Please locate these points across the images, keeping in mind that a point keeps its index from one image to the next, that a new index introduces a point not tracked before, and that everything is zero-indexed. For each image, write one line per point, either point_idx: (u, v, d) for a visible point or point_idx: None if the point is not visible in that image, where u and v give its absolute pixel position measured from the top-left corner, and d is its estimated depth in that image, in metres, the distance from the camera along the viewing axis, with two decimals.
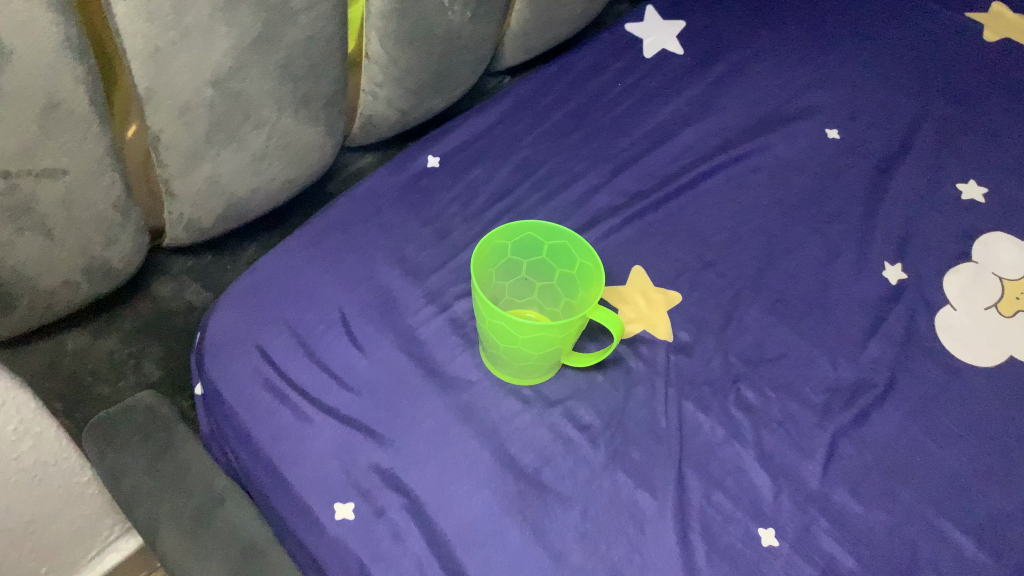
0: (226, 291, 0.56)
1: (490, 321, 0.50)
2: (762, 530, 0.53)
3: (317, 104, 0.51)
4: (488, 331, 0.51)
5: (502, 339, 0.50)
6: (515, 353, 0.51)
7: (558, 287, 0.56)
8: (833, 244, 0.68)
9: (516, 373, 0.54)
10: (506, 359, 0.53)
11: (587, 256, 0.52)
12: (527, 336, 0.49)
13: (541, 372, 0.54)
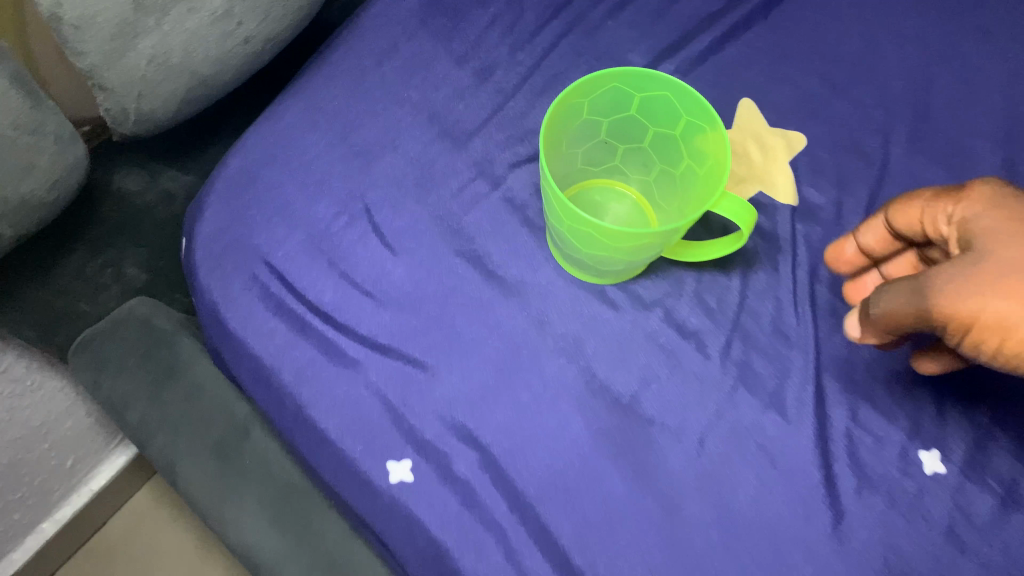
0: (214, 184, 0.45)
1: (569, 220, 0.37)
2: (925, 453, 0.41)
3: None
4: (566, 230, 0.38)
5: (587, 241, 0.38)
6: (601, 255, 0.39)
7: (651, 151, 0.43)
8: (1003, 43, 0.50)
9: (599, 273, 0.42)
10: (590, 259, 0.41)
11: (702, 116, 0.38)
12: (622, 242, 0.36)
13: (632, 269, 0.42)
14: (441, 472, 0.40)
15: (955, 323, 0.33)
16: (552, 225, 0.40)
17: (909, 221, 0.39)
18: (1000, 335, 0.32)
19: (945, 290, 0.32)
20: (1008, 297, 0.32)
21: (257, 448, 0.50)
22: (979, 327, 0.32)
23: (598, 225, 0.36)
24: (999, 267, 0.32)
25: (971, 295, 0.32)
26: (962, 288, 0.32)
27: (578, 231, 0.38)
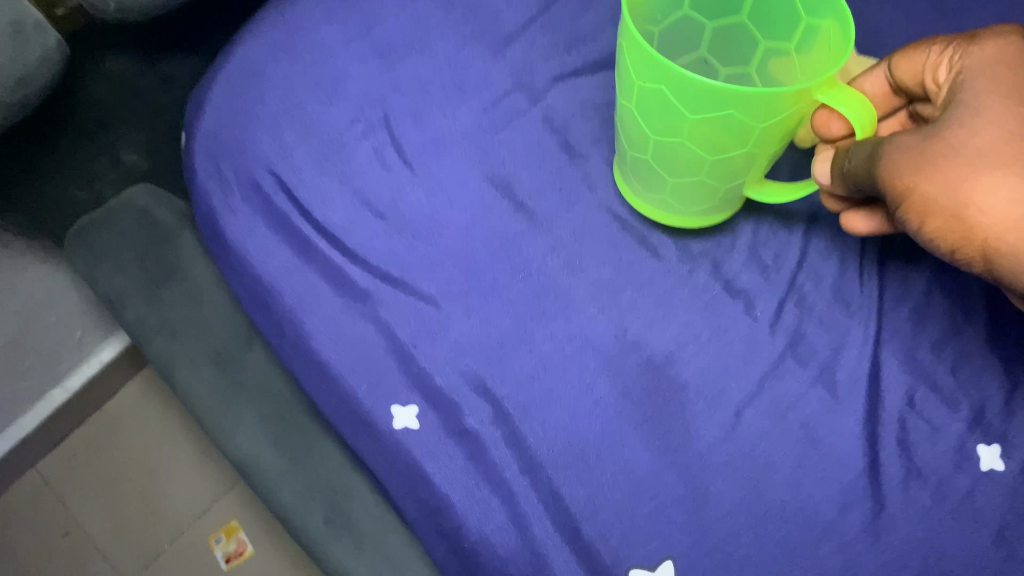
0: (217, 75, 0.40)
1: (643, 87, 0.28)
2: (984, 448, 0.37)
3: None
4: (637, 111, 0.30)
5: (660, 126, 0.29)
6: (674, 155, 0.31)
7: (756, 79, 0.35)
8: None
9: (669, 187, 0.34)
10: (660, 161, 0.32)
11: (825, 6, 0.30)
12: (699, 118, 0.28)
13: (708, 194, 0.34)
14: (449, 424, 0.37)
15: (893, 195, 0.29)
16: (622, 118, 0.32)
17: (912, 72, 0.33)
18: (920, 219, 0.28)
19: (895, 156, 0.28)
20: (935, 180, 0.27)
21: (257, 360, 0.47)
22: (906, 205, 0.28)
23: (681, 88, 0.27)
24: (952, 147, 0.27)
25: (907, 169, 0.28)
26: (904, 158, 0.28)
27: (651, 107, 0.29)
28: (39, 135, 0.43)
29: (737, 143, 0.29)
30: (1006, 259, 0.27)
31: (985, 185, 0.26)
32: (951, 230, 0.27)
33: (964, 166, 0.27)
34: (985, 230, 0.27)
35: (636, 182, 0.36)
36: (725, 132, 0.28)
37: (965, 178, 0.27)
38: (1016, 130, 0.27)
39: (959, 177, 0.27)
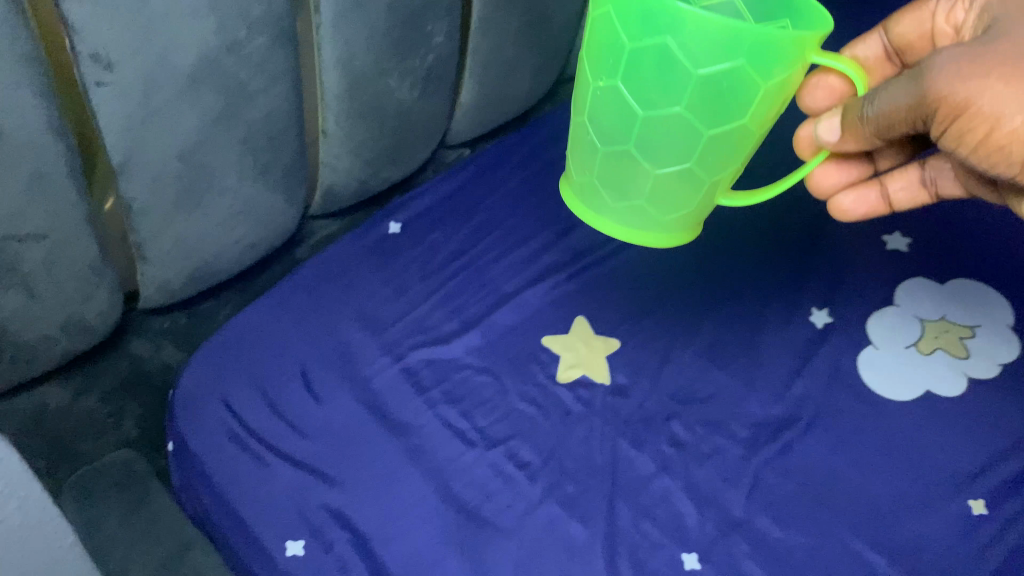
0: (201, 349, 0.64)
1: (644, 47, 0.36)
2: (686, 555, 0.56)
3: (276, 173, 0.56)
4: (633, 92, 0.37)
5: (657, 95, 0.37)
6: (661, 135, 0.39)
7: None
8: (770, 291, 0.71)
9: (641, 187, 0.42)
10: (639, 149, 0.40)
11: (779, 11, 0.42)
12: (685, 99, 0.37)
13: (680, 195, 0.43)
14: (326, 549, 0.55)
15: (951, 108, 0.40)
16: (597, 123, 0.40)
17: (914, 24, 0.51)
18: (998, 121, 0.40)
19: (939, 74, 0.40)
20: (1007, 84, 0.39)
21: (195, 563, 0.59)
22: (973, 111, 0.40)
23: (697, 37, 0.34)
24: (1011, 58, 0.39)
25: (974, 80, 0.39)
26: (968, 71, 0.39)
27: (648, 70, 0.36)
28: (71, 386, 0.63)
29: (727, 113, 0.37)
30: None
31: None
32: None
33: None
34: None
35: (597, 192, 0.45)
36: (720, 95, 0.36)
37: None
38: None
39: None
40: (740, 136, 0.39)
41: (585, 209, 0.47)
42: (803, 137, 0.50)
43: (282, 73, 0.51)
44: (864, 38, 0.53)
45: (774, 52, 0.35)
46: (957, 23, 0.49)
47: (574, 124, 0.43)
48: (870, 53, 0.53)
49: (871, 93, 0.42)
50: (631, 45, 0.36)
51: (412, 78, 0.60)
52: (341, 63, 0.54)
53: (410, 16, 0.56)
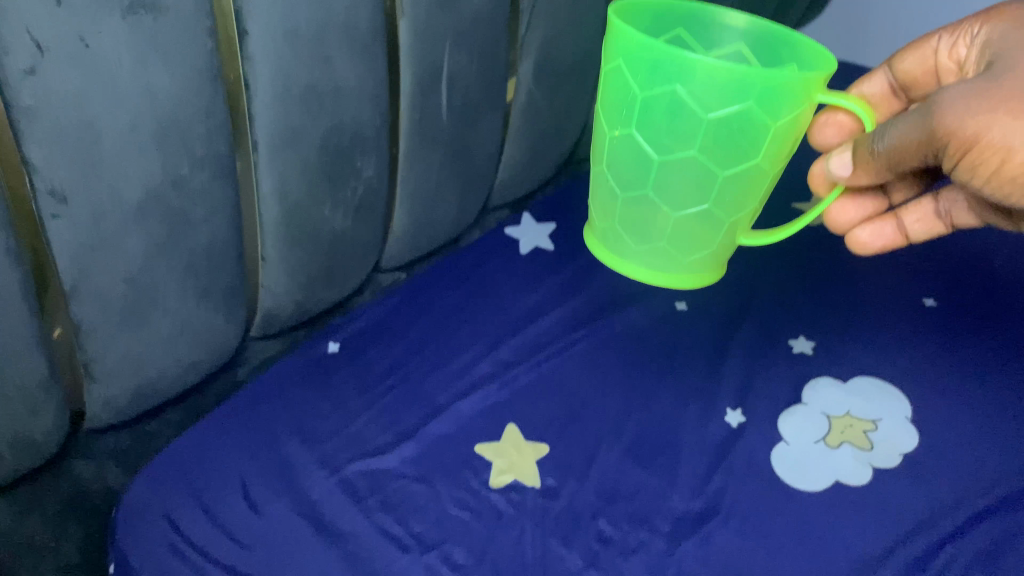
0: (143, 470, 0.67)
1: (659, 92, 0.49)
2: None
3: (217, 294, 0.61)
4: (651, 136, 0.51)
5: (670, 139, 0.50)
6: (678, 170, 0.52)
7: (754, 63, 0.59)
8: (686, 393, 0.76)
9: (665, 223, 0.56)
10: (656, 188, 0.54)
11: (775, 51, 0.58)
12: (698, 134, 0.49)
13: (694, 233, 0.56)
14: None
15: (962, 141, 0.50)
16: (630, 165, 0.54)
17: (920, 62, 0.66)
18: (1000, 151, 0.50)
19: (950, 110, 0.50)
20: (1013, 119, 0.49)
21: None
22: (979, 144, 0.50)
23: (694, 85, 0.47)
24: (1008, 97, 0.50)
25: (977, 118, 0.49)
26: (977, 107, 0.50)
27: (661, 114, 0.50)
28: (18, 510, 0.62)
29: (736, 151, 0.50)
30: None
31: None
32: None
33: None
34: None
35: (622, 237, 0.59)
36: (724, 136, 0.49)
37: None
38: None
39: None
40: (757, 173, 0.52)
41: (613, 256, 0.62)
42: (817, 175, 0.62)
43: (222, 205, 0.57)
44: (870, 79, 0.69)
45: (771, 97, 0.47)
46: (960, 56, 0.63)
47: (600, 173, 0.57)
48: (876, 90, 0.69)
49: (886, 128, 0.52)
50: (644, 90, 0.49)
51: (344, 207, 0.66)
52: (278, 195, 0.60)
53: (340, 152, 0.62)
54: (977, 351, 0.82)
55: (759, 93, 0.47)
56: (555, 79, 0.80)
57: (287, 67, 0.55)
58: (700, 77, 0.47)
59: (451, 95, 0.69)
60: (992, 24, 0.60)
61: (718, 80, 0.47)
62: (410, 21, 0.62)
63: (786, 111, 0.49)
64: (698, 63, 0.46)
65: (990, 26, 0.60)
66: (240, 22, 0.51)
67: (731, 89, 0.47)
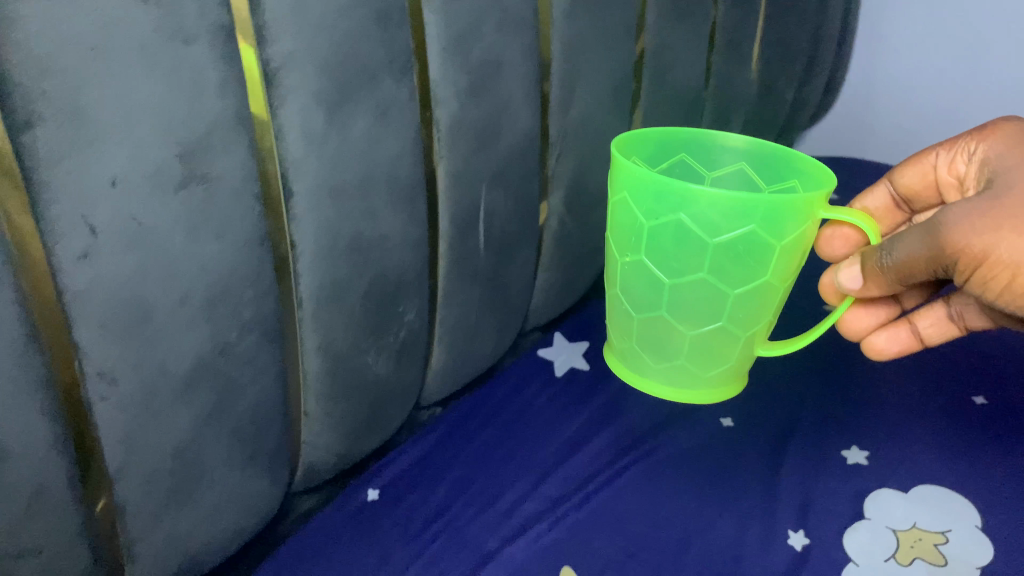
0: None
1: (665, 221, 0.55)
2: None
3: (263, 457, 0.58)
4: (661, 261, 0.57)
5: (677, 263, 0.56)
6: (689, 292, 0.57)
7: (757, 179, 0.67)
8: (747, 519, 0.72)
9: (682, 340, 0.61)
10: (670, 308, 0.59)
11: (778, 168, 0.65)
12: (704, 257, 0.55)
13: (714, 346, 0.61)
14: None
15: (971, 258, 0.54)
16: (648, 289, 0.59)
17: (917, 175, 0.71)
18: (1009, 265, 0.54)
19: (957, 229, 0.54)
20: (1019, 235, 0.53)
21: None
22: (989, 259, 0.54)
23: (696, 214, 0.53)
24: (1011, 215, 0.53)
25: (983, 236, 0.53)
26: (984, 226, 0.54)
27: (668, 241, 0.56)
28: None
29: (740, 270, 0.55)
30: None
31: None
32: None
33: None
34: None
35: (644, 353, 0.65)
36: (728, 258, 0.55)
37: None
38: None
39: None
40: (765, 286, 0.57)
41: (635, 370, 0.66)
42: (828, 285, 0.68)
43: (269, 367, 0.55)
44: (875, 192, 0.76)
45: (768, 220, 0.53)
46: (952, 169, 0.68)
47: (617, 296, 0.63)
48: (879, 202, 0.76)
49: (891, 245, 0.57)
50: (651, 220, 0.56)
51: (386, 353, 0.64)
52: (322, 349, 0.58)
53: (383, 300, 0.61)
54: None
55: (757, 217, 0.52)
56: (585, 206, 0.80)
57: (332, 222, 0.54)
58: (700, 208, 0.53)
59: (488, 232, 0.68)
60: (988, 141, 0.63)
61: (719, 207, 0.52)
62: (448, 166, 0.62)
63: (786, 230, 0.54)
64: (697, 195, 0.52)
65: (987, 140, 0.63)
66: (287, 185, 0.51)
67: (732, 216, 0.52)
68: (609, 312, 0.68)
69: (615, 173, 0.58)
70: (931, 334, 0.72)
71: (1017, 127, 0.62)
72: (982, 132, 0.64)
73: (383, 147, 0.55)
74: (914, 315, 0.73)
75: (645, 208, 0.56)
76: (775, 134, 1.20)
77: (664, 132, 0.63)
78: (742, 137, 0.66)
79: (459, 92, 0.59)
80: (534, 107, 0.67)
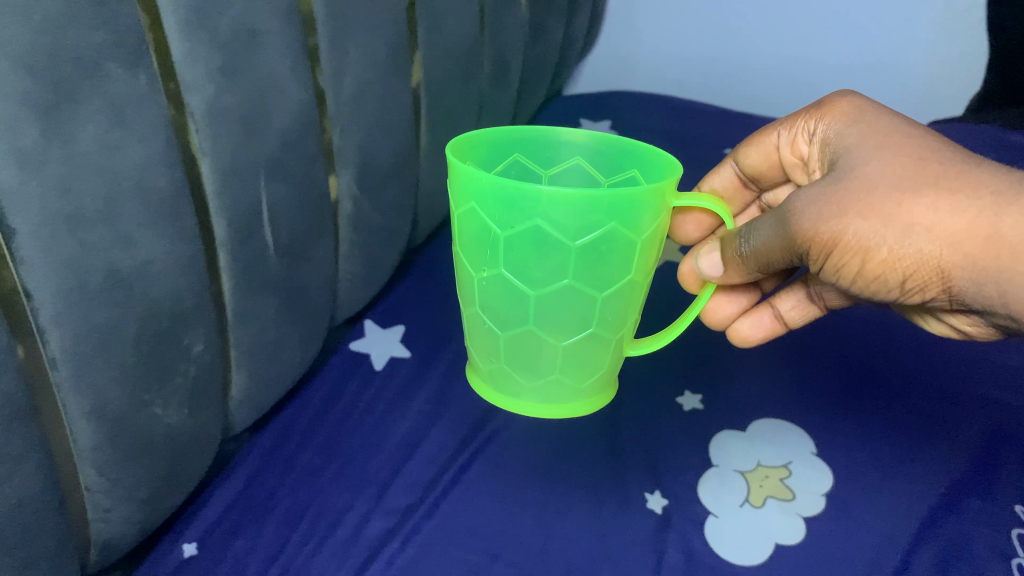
0: None
1: (522, 227, 0.50)
2: None
3: (38, 562, 0.46)
4: (524, 274, 0.52)
5: (540, 272, 0.52)
6: (556, 301, 0.53)
7: (597, 172, 0.62)
8: (601, 491, 0.70)
9: (554, 354, 0.57)
10: (538, 321, 0.55)
11: (618, 161, 0.61)
12: (567, 260, 0.51)
13: (585, 352, 0.58)
14: None
15: (825, 245, 0.54)
16: (505, 311, 0.55)
17: (761, 155, 0.72)
18: (860, 251, 0.53)
19: (805, 218, 0.54)
20: (864, 221, 0.51)
21: None
22: (842, 247, 0.53)
23: (555, 218, 0.49)
24: (857, 196, 0.52)
25: (832, 223, 0.53)
26: (831, 212, 0.53)
27: (529, 249, 0.51)
28: None
29: (606, 271, 0.53)
30: (944, 264, 0.50)
31: (902, 213, 0.50)
32: (901, 246, 0.51)
33: (893, 201, 0.50)
34: (926, 244, 0.50)
35: (505, 382, 0.62)
36: (591, 259, 0.52)
37: (887, 210, 0.51)
38: (903, 173, 0.51)
39: (880, 212, 0.51)
40: (626, 284, 0.55)
41: (503, 395, 0.62)
42: (688, 273, 0.70)
43: (25, 453, 0.43)
44: (721, 171, 0.77)
45: (628, 214, 0.50)
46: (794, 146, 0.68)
47: (476, 316, 0.58)
48: (726, 182, 0.77)
49: (748, 233, 0.59)
50: (502, 230, 0.51)
51: (177, 400, 0.54)
52: (92, 415, 0.47)
53: (161, 338, 0.50)
54: (801, 365, 0.85)
55: (613, 212, 0.50)
56: (379, 183, 0.72)
57: (76, 260, 0.43)
58: (559, 209, 0.49)
59: (275, 233, 0.59)
60: (827, 118, 0.61)
61: (580, 206, 0.48)
62: (214, 163, 0.51)
63: (645, 222, 0.52)
64: (552, 196, 0.48)
65: (826, 118, 0.61)
66: (4, 225, 0.39)
67: (588, 212, 0.49)
68: (467, 335, 0.62)
69: (454, 194, 0.54)
70: (794, 315, 0.74)
71: (854, 104, 0.60)
72: (822, 108, 0.62)
73: (128, 155, 0.44)
74: (776, 299, 0.74)
75: (495, 222, 0.51)
76: (548, 75, 1.17)
77: (504, 132, 0.58)
78: (581, 131, 0.61)
79: (212, 74, 0.49)
80: (304, 77, 0.57)
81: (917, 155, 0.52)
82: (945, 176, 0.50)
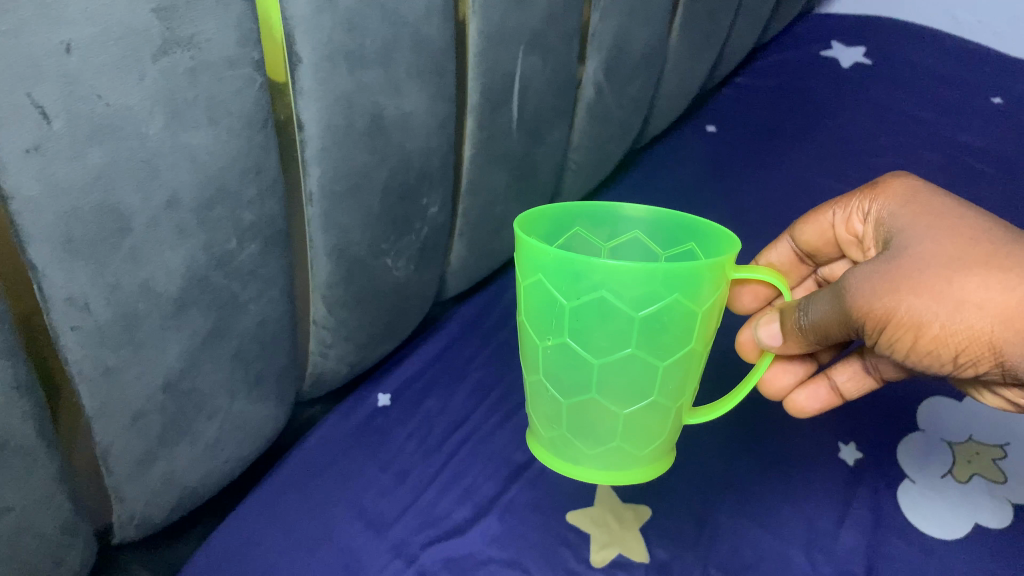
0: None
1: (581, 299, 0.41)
2: None
3: (270, 380, 0.49)
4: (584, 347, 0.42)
5: (600, 341, 0.42)
6: (618, 371, 0.43)
7: (654, 247, 0.49)
8: (790, 435, 0.67)
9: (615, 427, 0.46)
10: (602, 392, 0.44)
11: (679, 236, 0.48)
12: (630, 333, 0.41)
13: (648, 424, 0.47)
14: None
15: (880, 320, 0.41)
16: (564, 381, 0.45)
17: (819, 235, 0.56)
18: (915, 330, 0.40)
19: (856, 290, 0.41)
20: (916, 295, 0.39)
21: None
22: (899, 324, 0.40)
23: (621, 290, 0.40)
24: (911, 268, 0.40)
25: (886, 298, 0.40)
26: (878, 286, 0.41)
27: (590, 322, 0.41)
28: None
29: (673, 340, 0.42)
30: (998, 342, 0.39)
31: (953, 287, 0.39)
32: (956, 327, 0.39)
33: (945, 276, 0.39)
34: (976, 320, 0.38)
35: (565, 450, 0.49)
36: (658, 331, 0.42)
37: (944, 285, 0.39)
38: (953, 248, 0.40)
39: (937, 287, 0.39)
40: (689, 356, 0.44)
41: (563, 462, 0.50)
42: (746, 341, 0.56)
43: (274, 278, 0.45)
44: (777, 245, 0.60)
45: (695, 281, 0.40)
46: (856, 230, 0.52)
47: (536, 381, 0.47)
48: (783, 255, 0.60)
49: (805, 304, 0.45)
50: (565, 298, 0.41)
51: (406, 256, 0.55)
52: (334, 250, 0.48)
53: (406, 194, 0.51)
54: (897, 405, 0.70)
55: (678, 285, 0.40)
56: (624, 77, 0.69)
57: (349, 100, 0.43)
58: (622, 282, 0.39)
59: (522, 108, 0.57)
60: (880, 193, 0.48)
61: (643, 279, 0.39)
62: (483, 25, 0.50)
63: (709, 294, 0.42)
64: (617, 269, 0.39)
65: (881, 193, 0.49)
66: (292, 52, 0.39)
67: (654, 283, 0.39)
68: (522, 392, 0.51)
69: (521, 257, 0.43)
70: (852, 388, 0.57)
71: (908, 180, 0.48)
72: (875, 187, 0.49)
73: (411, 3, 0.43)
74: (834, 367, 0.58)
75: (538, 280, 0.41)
76: None
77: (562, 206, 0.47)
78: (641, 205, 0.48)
79: None
80: None
81: (970, 230, 0.41)
82: (1000, 250, 0.39)
